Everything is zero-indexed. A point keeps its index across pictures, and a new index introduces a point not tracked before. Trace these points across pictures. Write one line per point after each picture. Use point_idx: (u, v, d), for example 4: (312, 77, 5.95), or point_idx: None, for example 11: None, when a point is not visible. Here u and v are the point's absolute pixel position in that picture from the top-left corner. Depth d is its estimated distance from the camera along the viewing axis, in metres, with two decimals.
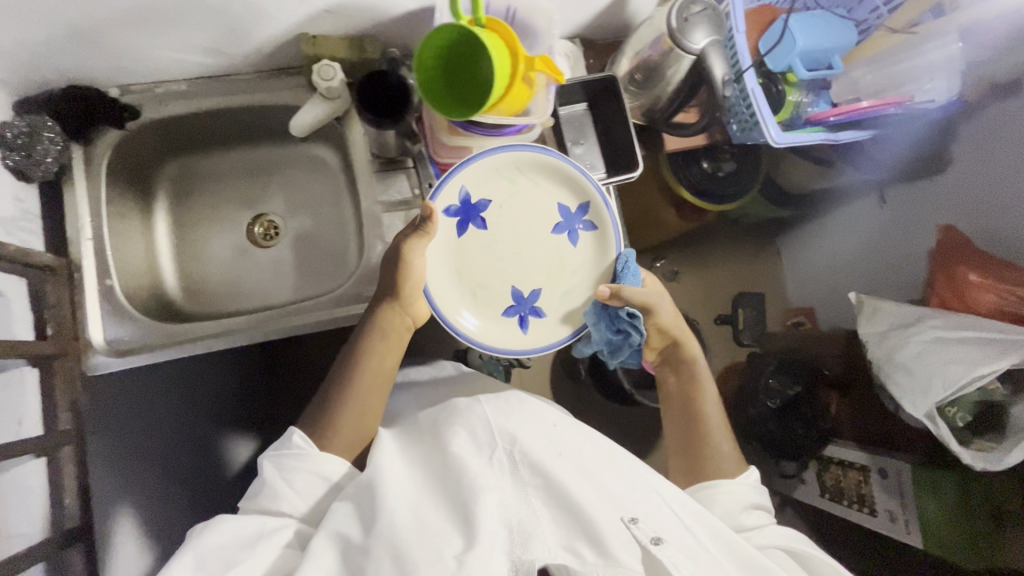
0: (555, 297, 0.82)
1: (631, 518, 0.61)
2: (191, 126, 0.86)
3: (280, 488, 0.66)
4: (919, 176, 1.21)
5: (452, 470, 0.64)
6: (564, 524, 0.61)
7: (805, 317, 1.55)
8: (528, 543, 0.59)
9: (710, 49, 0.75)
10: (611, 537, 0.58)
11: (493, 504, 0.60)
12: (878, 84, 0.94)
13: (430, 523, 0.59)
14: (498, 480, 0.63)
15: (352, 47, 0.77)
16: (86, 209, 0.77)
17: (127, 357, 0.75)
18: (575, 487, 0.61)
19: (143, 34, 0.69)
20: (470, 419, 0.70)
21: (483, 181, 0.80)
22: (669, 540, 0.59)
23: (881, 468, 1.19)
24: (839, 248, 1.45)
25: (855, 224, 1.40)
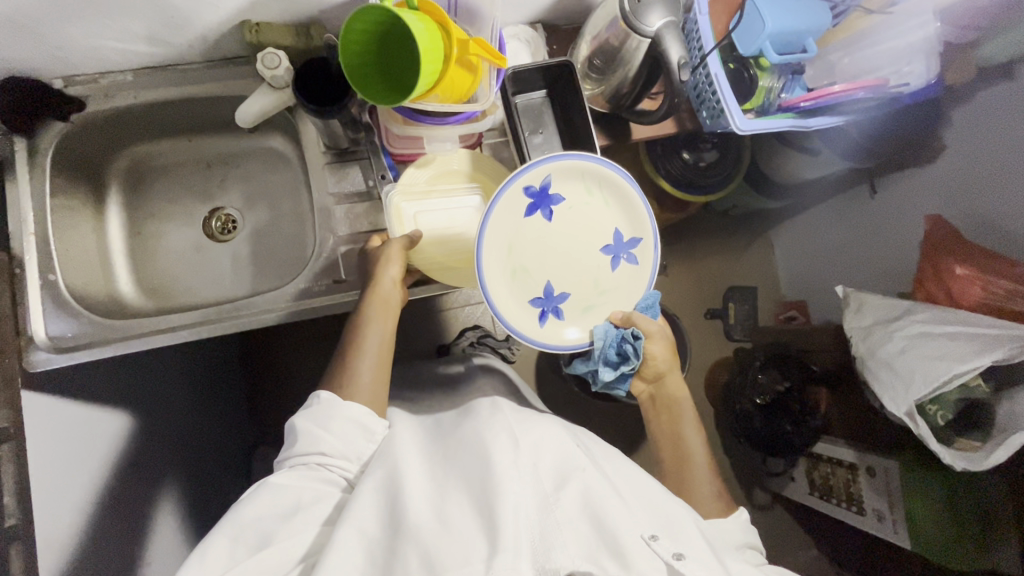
0: (577, 309, 0.78)
1: (652, 534, 0.54)
2: (143, 119, 0.84)
3: (319, 436, 0.63)
4: (909, 164, 1.16)
5: (476, 465, 0.56)
6: (588, 534, 0.52)
7: (798, 311, 1.50)
8: (551, 556, 0.49)
9: (666, 31, 0.72)
10: (637, 554, 0.50)
11: (521, 502, 0.51)
12: (855, 68, 0.91)
13: (453, 522, 0.51)
14: (526, 480, 0.54)
15: (297, 36, 0.76)
16: (30, 203, 0.75)
17: (70, 354, 0.73)
18: (606, 499, 0.54)
19: (77, 24, 0.67)
20: (493, 423, 0.62)
21: (566, 178, 0.76)
22: (694, 559, 0.54)
23: (869, 467, 1.15)
24: (828, 239, 1.40)
25: (845, 215, 1.35)
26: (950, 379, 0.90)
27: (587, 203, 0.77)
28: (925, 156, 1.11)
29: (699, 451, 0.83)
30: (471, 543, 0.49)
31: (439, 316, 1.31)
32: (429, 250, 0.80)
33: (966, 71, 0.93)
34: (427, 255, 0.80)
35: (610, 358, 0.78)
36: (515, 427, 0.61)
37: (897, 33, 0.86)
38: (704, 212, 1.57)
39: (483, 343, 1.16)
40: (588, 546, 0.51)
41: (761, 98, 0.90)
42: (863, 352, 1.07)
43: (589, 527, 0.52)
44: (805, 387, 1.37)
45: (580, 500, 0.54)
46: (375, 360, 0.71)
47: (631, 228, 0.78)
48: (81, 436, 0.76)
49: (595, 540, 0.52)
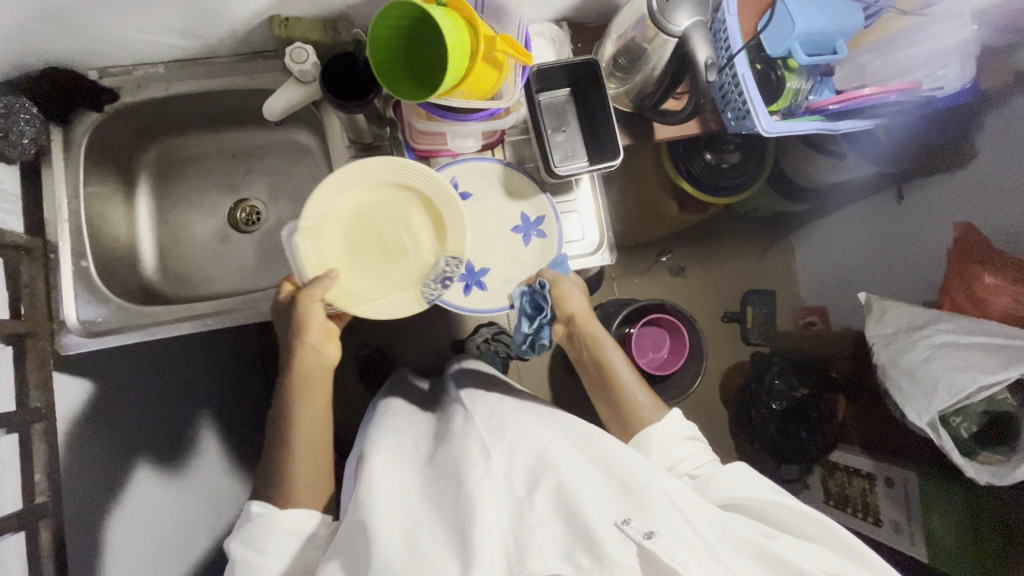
0: (499, 280, 0.88)
1: (623, 519, 0.54)
2: (173, 110, 0.86)
3: (253, 559, 0.60)
4: (937, 168, 1.14)
5: (451, 486, 0.59)
6: (563, 530, 0.54)
7: (817, 317, 1.48)
8: (526, 560, 0.52)
9: (693, 32, 0.71)
10: (606, 540, 0.51)
11: (491, 522, 0.54)
12: (887, 70, 0.89)
13: (426, 552, 0.54)
14: (498, 494, 0.57)
15: (325, 30, 0.77)
16: (64, 192, 0.78)
17: (100, 338, 0.75)
18: (574, 490, 0.56)
19: (112, 14, 0.69)
20: (463, 441, 0.65)
21: (469, 176, 0.86)
22: (666, 533, 0.52)
23: (887, 477, 1.15)
24: (851, 243, 1.38)
25: (871, 220, 1.32)
26: (974, 392, 0.89)
27: (491, 196, 0.87)
28: (957, 162, 1.09)
29: (625, 373, 0.78)
30: (448, 567, 0.52)
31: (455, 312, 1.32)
32: (367, 287, 0.73)
33: (1003, 75, 0.90)
34: (359, 286, 0.73)
35: (525, 310, 0.83)
36: (486, 439, 0.64)
37: (931, 35, 0.84)
38: (725, 214, 1.55)
39: (499, 339, 1.17)
40: (561, 543, 0.53)
41: (788, 100, 0.88)
42: (885, 361, 1.05)
43: (560, 521, 0.54)
44: (822, 394, 1.35)
45: (552, 498, 0.56)
46: (307, 436, 0.70)
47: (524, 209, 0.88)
48: None
49: (569, 535, 0.53)
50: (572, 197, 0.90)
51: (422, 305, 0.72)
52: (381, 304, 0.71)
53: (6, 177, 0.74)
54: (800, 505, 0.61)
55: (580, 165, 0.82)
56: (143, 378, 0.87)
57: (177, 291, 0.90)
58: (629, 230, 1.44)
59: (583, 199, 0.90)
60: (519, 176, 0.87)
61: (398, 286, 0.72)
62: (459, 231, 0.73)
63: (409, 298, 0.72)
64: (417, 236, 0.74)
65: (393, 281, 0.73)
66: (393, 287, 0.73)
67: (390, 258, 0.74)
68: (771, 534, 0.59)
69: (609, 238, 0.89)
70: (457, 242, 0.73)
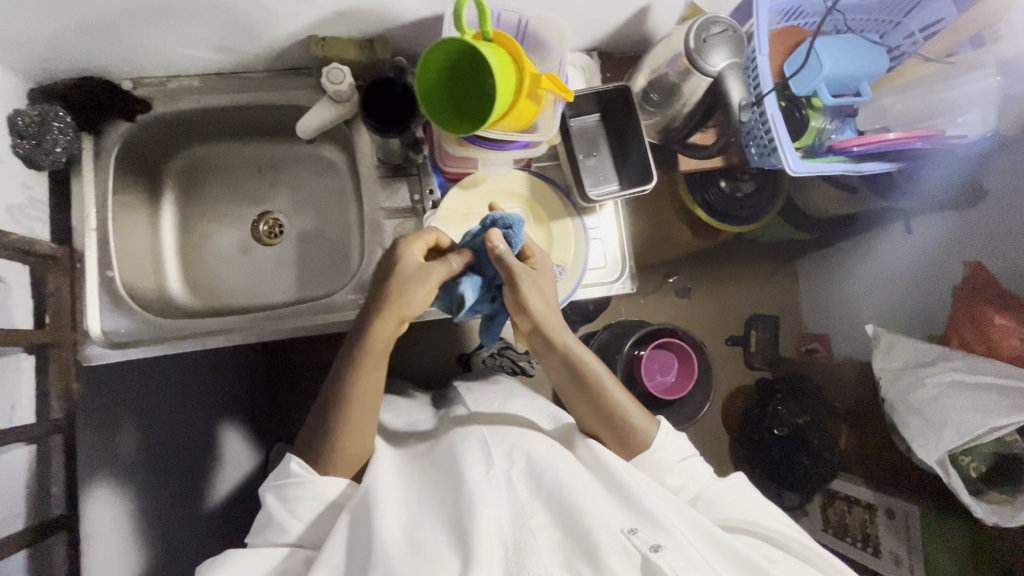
0: None
1: (629, 527, 0.55)
2: (203, 123, 0.86)
3: (286, 524, 0.59)
4: (946, 208, 1.16)
5: (452, 482, 0.59)
6: (566, 536, 0.54)
7: (818, 343, 1.47)
8: (525, 562, 0.51)
9: (728, 73, 0.72)
10: (608, 548, 0.52)
11: (493, 521, 0.53)
12: (908, 115, 0.90)
13: (428, 545, 0.53)
14: (499, 493, 0.57)
15: (361, 50, 0.77)
16: (92, 200, 0.77)
17: (123, 350, 0.75)
18: (577, 492, 0.56)
19: (152, 28, 0.70)
20: (468, 439, 0.66)
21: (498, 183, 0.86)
22: (671, 546, 0.52)
23: (888, 509, 1.16)
24: (860, 278, 1.37)
25: (877, 253, 1.34)
26: (983, 434, 0.91)
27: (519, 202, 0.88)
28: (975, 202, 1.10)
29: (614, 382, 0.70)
30: (448, 563, 0.51)
31: (465, 329, 1.32)
32: None
33: None
34: None
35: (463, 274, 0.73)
36: (489, 440, 0.65)
37: (956, 83, 0.85)
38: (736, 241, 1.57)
39: (509, 356, 1.16)
40: (561, 549, 0.53)
41: (811, 138, 0.90)
42: (892, 395, 1.07)
43: (568, 523, 0.54)
44: (823, 423, 1.35)
45: (554, 502, 0.56)
46: (361, 406, 0.65)
47: (548, 218, 0.85)
48: (121, 430, 0.77)
49: (570, 541, 0.53)
50: (596, 223, 0.89)
51: None
52: None
53: (36, 184, 0.74)
54: (798, 541, 0.61)
55: (610, 191, 0.83)
56: (159, 388, 0.85)
57: (199, 303, 0.88)
58: (641, 253, 1.45)
59: (606, 227, 0.90)
60: (542, 185, 0.85)
61: None
62: (564, 243, 0.85)
63: None
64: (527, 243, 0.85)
65: None
66: None
67: None
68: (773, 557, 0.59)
69: (630, 265, 0.89)
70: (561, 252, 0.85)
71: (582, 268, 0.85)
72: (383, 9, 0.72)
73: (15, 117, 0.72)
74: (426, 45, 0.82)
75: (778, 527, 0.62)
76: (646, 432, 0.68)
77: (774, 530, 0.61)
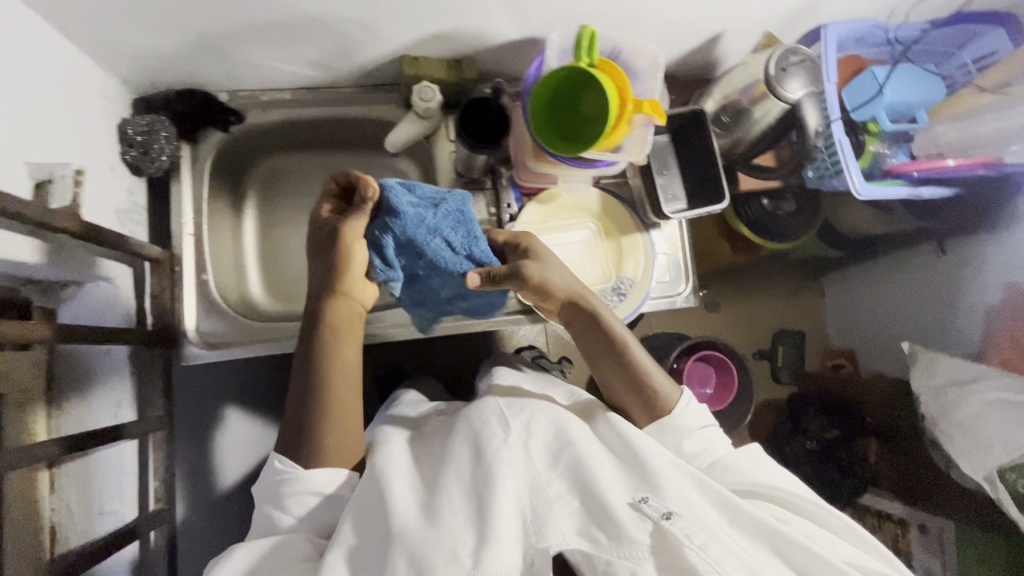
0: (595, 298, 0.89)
1: (640, 497, 0.54)
2: (288, 134, 0.89)
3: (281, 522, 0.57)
4: (981, 228, 1.13)
5: (468, 456, 0.58)
6: (584, 508, 0.53)
7: (845, 360, 1.44)
8: (544, 532, 0.51)
9: (806, 100, 0.77)
10: (623, 515, 0.51)
11: (511, 494, 0.53)
12: (961, 143, 0.93)
13: (443, 518, 0.52)
14: (517, 465, 0.56)
15: (450, 69, 0.81)
16: (189, 205, 0.81)
17: (215, 350, 0.77)
18: (593, 463, 0.56)
19: (258, 46, 0.74)
20: (478, 410, 0.64)
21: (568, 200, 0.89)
22: (685, 515, 0.51)
23: (921, 524, 1.19)
24: (884, 294, 1.34)
25: (902, 271, 1.30)
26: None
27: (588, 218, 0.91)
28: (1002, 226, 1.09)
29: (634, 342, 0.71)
30: (464, 538, 0.51)
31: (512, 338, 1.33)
32: None
33: None
34: None
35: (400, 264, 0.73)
36: (505, 410, 0.63)
37: (1008, 114, 0.88)
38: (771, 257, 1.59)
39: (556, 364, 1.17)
40: (577, 518, 0.52)
41: (867, 161, 0.93)
42: (934, 412, 1.12)
43: (584, 492, 0.54)
44: (853, 438, 1.34)
45: (570, 475, 0.56)
46: (341, 381, 0.64)
47: (619, 234, 0.89)
48: None
49: (585, 512, 0.52)
50: (661, 239, 0.92)
51: None
52: None
53: (138, 189, 0.79)
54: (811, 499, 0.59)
55: (679, 209, 0.86)
56: None
57: (276, 306, 0.90)
58: None
59: (669, 242, 0.93)
60: (612, 202, 0.89)
61: None
62: (634, 258, 0.88)
63: None
64: (599, 257, 0.88)
65: None
66: None
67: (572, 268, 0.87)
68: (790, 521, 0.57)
69: (692, 275, 0.93)
70: (632, 266, 0.88)
71: (651, 283, 0.88)
72: (476, 30, 0.76)
73: (125, 127, 0.76)
74: (508, 66, 0.85)
75: (797, 493, 0.60)
76: (671, 392, 0.68)
77: (793, 496, 0.60)
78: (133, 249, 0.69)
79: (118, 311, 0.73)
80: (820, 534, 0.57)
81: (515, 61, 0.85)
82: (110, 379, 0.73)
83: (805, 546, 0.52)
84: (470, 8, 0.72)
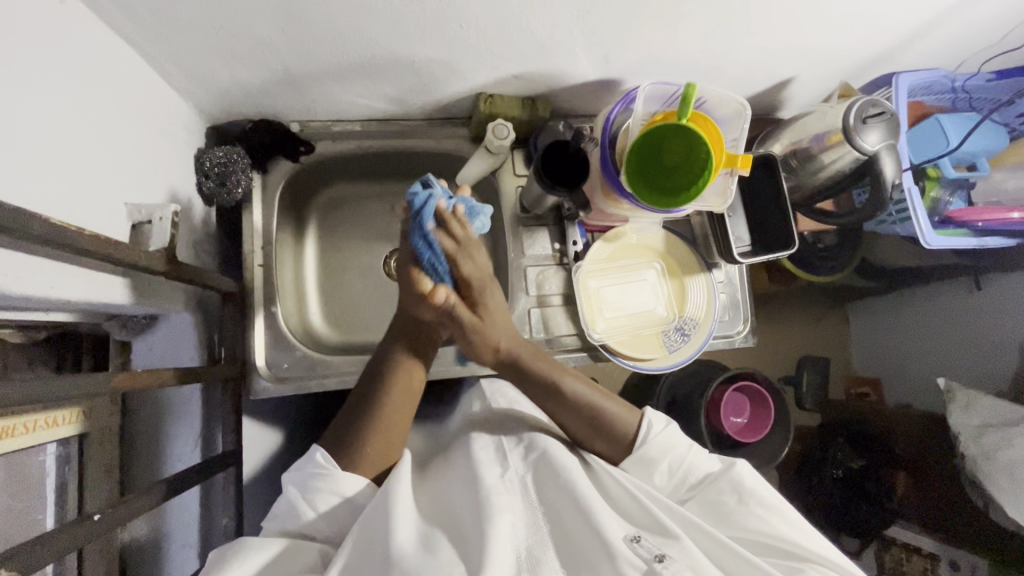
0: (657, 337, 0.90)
1: (633, 536, 0.54)
2: (354, 164, 0.89)
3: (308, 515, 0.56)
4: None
5: (468, 491, 0.58)
6: (579, 544, 0.53)
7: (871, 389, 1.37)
8: (538, 568, 0.51)
9: (884, 152, 0.76)
10: (617, 551, 0.51)
11: (506, 524, 0.53)
12: (1021, 193, 0.92)
13: (437, 554, 0.50)
14: (513, 498, 0.57)
15: (524, 107, 0.81)
16: (258, 236, 0.81)
17: (284, 385, 0.78)
18: (589, 493, 0.57)
19: (340, 82, 0.73)
20: (477, 447, 0.66)
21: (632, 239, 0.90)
22: (679, 559, 0.52)
23: (953, 561, 1.10)
24: (913, 325, 1.31)
25: (937, 305, 1.27)
26: None
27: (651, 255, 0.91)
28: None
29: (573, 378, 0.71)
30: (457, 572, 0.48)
31: None
32: (615, 328, 0.86)
33: None
34: (613, 327, 0.86)
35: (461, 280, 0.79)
36: (501, 445, 0.66)
37: None
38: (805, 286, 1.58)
39: None
40: (568, 556, 0.52)
41: (927, 205, 0.93)
42: (976, 454, 1.05)
43: (579, 526, 0.54)
44: (880, 468, 1.22)
45: (568, 505, 0.56)
46: (393, 414, 0.65)
47: (683, 272, 0.89)
48: (265, 464, 0.79)
49: (582, 548, 0.52)
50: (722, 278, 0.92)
51: (663, 353, 0.86)
52: (632, 345, 0.86)
53: (208, 219, 0.79)
54: (806, 543, 0.58)
55: (746, 252, 0.86)
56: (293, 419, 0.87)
57: (335, 335, 0.90)
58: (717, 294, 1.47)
59: (730, 282, 0.93)
60: (676, 241, 0.89)
61: (644, 334, 0.87)
62: (698, 298, 0.89)
63: (654, 345, 0.86)
64: (663, 297, 0.88)
65: (639, 330, 0.87)
66: (640, 333, 0.87)
67: (634, 307, 0.87)
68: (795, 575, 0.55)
69: (751, 316, 0.92)
70: (696, 307, 0.88)
71: (714, 323, 0.88)
72: (558, 73, 0.76)
73: (203, 158, 0.76)
74: (579, 102, 0.85)
75: (798, 537, 0.58)
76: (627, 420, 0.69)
77: (794, 544, 0.58)
78: (207, 283, 0.66)
79: (191, 342, 0.72)
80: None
81: (588, 100, 0.86)
82: (179, 415, 0.72)
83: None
84: (555, 52, 0.71)
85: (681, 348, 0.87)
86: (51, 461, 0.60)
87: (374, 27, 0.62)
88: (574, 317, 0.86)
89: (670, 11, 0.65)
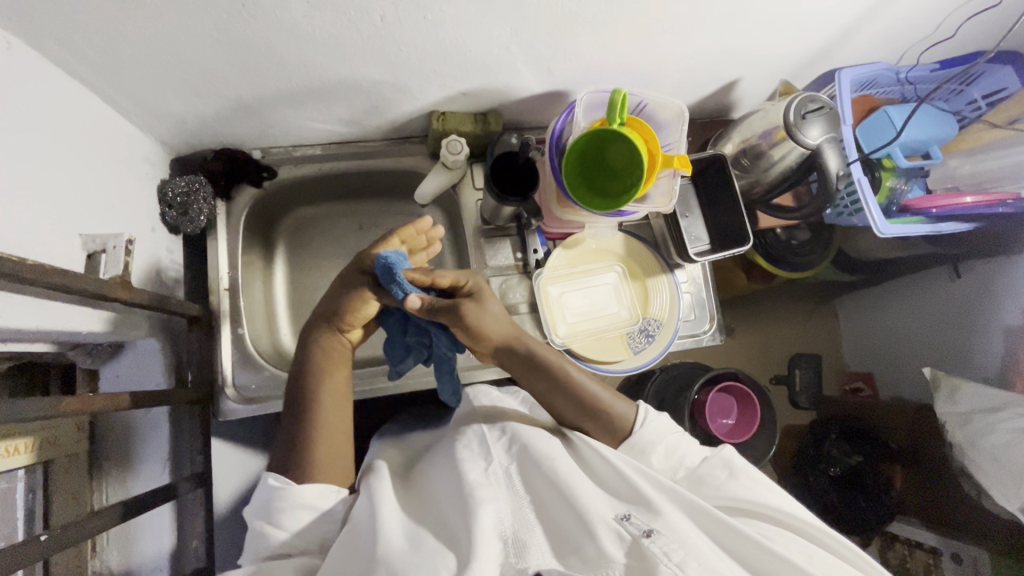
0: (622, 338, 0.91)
1: (623, 514, 0.55)
2: (318, 187, 0.92)
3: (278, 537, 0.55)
4: (990, 252, 1.05)
5: (449, 486, 0.58)
6: (571, 527, 0.53)
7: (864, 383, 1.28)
8: (526, 552, 0.51)
9: (825, 145, 0.80)
10: (602, 533, 0.52)
11: (490, 516, 0.53)
12: (976, 177, 0.93)
13: (426, 544, 0.51)
14: (499, 491, 0.57)
15: (477, 122, 0.84)
16: (225, 262, 0.84)
17: (251, 404, 0.80)
18: (574, 480, 0.57)
19: (294, 108, 0.76)
20: (468, 436, 0.66)
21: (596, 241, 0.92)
22: (667, 533, 0.52)
23: (954, 553, 1.02)
24: (896, 314, 1.23)
25: (915, 297, 1.19)
26: None
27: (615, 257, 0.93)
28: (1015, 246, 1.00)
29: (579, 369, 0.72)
30: (446, 559, 0.50)
31: None
32: (579, 330, 0.88)
33: None
34: (579, 330, 0.88)
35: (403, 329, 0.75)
36: (488, 435, 0.66)
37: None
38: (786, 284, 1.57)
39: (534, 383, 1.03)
40: (555, 542, 0.53)
41: (885, 196, 0.94)
42: (962, 441, 0.98)
43: (566, 511, 0.55)
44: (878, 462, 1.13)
45: (554, 489, 0.57)
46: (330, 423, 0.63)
47: (644, 274, 0.91)
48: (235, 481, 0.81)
49: (570, 532, 0.53)
50: (684, 277, 0.93)
51: (628, 354, 0.88)
52: (597, 347, 0.87)
53: (174, 246, 0.82)
54: (795, 511, 0.59)
55: (704, 250, 0.87)
56: (262, 439, 0.88)
57: None
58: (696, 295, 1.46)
59: (693, 282, 0.94)
60: (637, 245, 0.92)
61: (609, 337, 0.89)
62: (660, 301, 0.90)
63: (619, 347, 0.88)
64: (626, 300, 0.90)
65: (603, 333, 0.89)
66: (605, 335, 0.89)
67: (599, 310, 0.90)
68: (771, 536, 0.57)
69: (717, 316, 0.93)
70: (660, 308, 0.90)
71: (677, 322, 0.90)
72: (506, 87, 0.79)
73: (166, 188, 0.79)
74: (532, 114, 0.88)
75: (780, 504, 0.60)
76: (628, 411, 0.69)
77: (771, 509, 0.59)
78: (169, 307, 0.69)
79: (159, 368, 0.74)
80: (797, 545, 0.56)
81: (542, 113, 0.88)
82: (150, 437, 0.74)
83: (771, 547, 0.52)
84: (499, 68, 0.74)
85: (645, 348, 0.88)
86: (21, 488, 0.61)
87: (312, 52, 0.65)
88: (537, 325, 0.87)
89: (604, 25, 0.68)
